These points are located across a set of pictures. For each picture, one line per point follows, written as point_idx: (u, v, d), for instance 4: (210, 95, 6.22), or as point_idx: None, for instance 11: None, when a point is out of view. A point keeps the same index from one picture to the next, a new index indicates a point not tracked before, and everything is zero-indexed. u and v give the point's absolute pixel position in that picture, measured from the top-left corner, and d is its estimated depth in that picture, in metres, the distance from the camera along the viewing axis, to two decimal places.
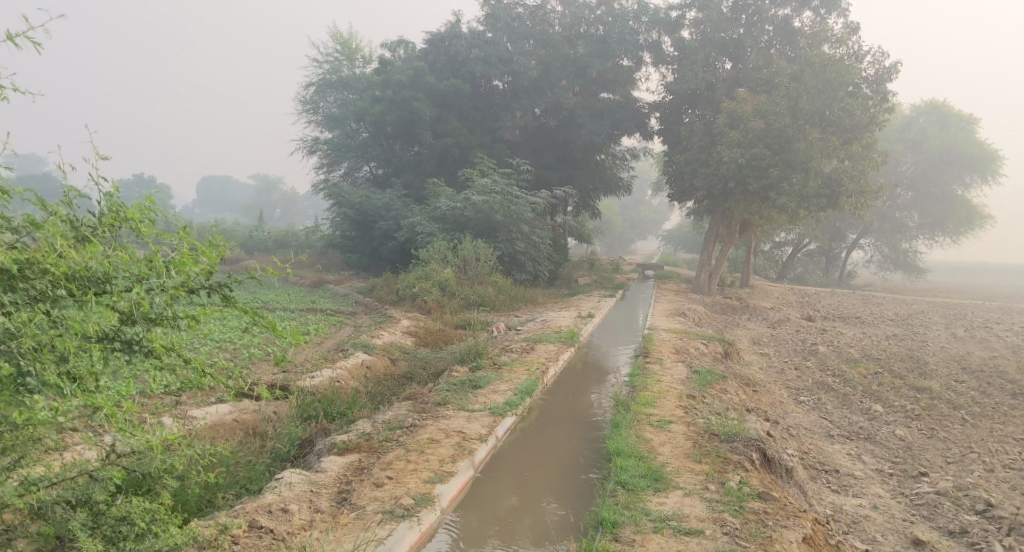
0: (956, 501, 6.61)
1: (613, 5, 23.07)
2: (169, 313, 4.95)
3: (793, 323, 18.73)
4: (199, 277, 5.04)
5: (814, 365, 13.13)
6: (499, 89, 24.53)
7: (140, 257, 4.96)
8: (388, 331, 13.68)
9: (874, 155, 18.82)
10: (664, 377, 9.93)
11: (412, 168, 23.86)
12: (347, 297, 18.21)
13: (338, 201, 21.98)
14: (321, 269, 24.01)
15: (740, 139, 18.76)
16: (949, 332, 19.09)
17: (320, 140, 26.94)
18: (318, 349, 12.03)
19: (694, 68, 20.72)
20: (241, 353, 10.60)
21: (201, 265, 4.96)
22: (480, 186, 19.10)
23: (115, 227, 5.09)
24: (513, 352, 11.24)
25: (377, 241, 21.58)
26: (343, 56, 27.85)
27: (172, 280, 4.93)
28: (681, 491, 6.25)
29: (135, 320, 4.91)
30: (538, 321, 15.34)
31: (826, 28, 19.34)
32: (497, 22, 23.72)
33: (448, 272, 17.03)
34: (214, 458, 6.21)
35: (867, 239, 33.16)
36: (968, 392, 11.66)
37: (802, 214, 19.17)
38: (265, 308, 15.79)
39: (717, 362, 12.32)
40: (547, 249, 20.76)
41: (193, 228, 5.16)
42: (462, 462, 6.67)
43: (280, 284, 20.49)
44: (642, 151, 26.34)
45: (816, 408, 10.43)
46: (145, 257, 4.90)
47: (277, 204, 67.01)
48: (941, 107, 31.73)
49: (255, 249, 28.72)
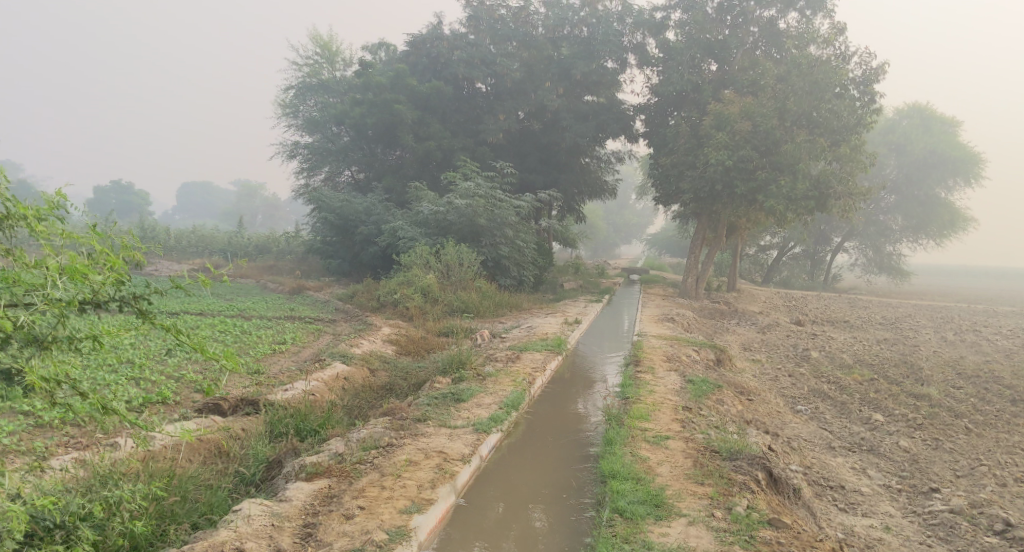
0: (973, 520, 6.22)
1: (597, 6, 22.71)
2: (61, 333, 4.98)
3: (783, 328, 18.35)
4: (106, 287, 5.02)
5: (807, 372, 12.73)
6: (482, 91, 24.11)
7: (34, 262, 4.84)
8: (368, 340, 13.13)
9: (862, 157, 18.63)
10: (657, 387, 9.47)
11: (394, 172, 23.37)
12: (327, 305, 17.68)
13: (319, 205, 21.46)
14: (300, 275, 23.40)
15: (727, 141, 18.30)
16: (939, 336, 18.81)
17: (299, 144, 26.37)
18: (293, 359, 11.54)
19: (679, 70, 20.39)
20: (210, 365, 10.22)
21: (107, 274, 4.93)
22: (463, 189, 18.62)
23: (8, 225, 4.90)
24: (498, 361, 10.74)
25: (358, 246, 21.05)
26: (323, 58, 27.28)
27: (67, 292, 4.83)
28: (685, 519, 5.79)
29: (17, 342, 4.86)
30: (523, 329, 14.85)
31: (812, 29, 19.08)
32: (479, 24, 23.50)
33: (431, 277, 16.51)
34: (165, 485, 5.70)
35: (851, 242, 32.95)
36: (968, 398, 11.31)
37: (790, 217, 18.81)
38: (241, 317, 15.22)
39: (709, 370, 11.89)
40: (531, 254, 20.26)
41: (101, 230, 5.10)
42: (443, 487, 6.17)
43: (257, 292, 19.93)
44: (627, 154, 25.96)
45: (814, 418, 10.03)
46: (39, 263, 4.80)
47: (258, 209, 66.23)
48: (923, 110, 31.75)
49: (235, 255, 27.97)
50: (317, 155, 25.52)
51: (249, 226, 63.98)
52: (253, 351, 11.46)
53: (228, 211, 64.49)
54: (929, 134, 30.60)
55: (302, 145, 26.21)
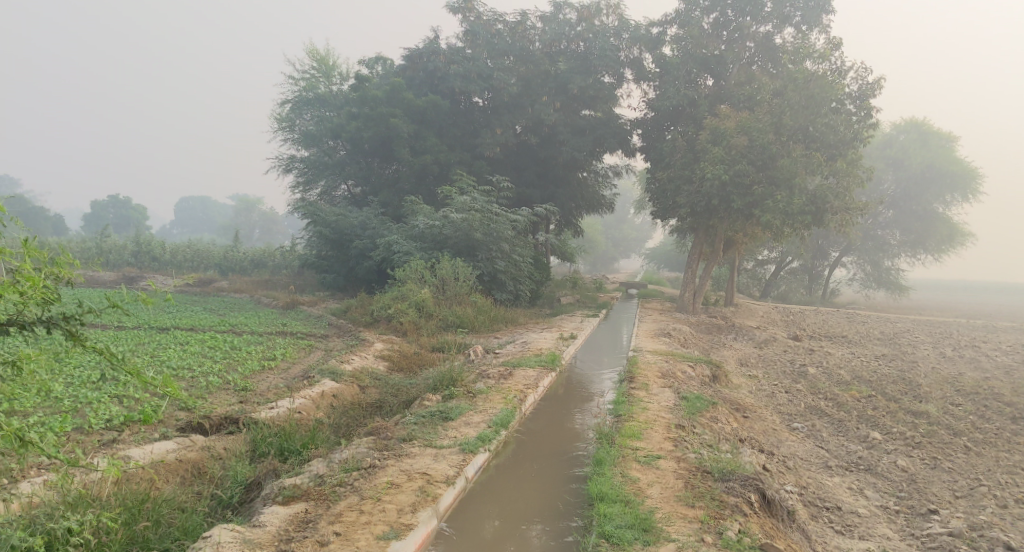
0: (972, 544, 6.06)
1: (594, 21, 22.72)
2: None
3: (780, 343, 18.17)
4: (32, 306, 5.45)
5: (804, 388, 12.57)
6: (479, 105, 24.09)
7: None
8: (360, 356, 12.97)
9: (859, 172, 18.56)
10: (651, 405, 9.31)
11: (390, 186, 23.28)
12: (320, 319, 17.52)
13: (314, 219, 21.35)
14: (294, 290, 23.22)
15: (723, 155, 18.20)
16: (937, 352, 18.64)
17: (295, 158, 26.29)
18: (283, 375, 11.39)
19: (676, 84, 20.35)
20: (197, 382, 10.12)
21: (31, 293, 5.34)
22: (458, 203, 18.54)
23: None
24: (490, 378, 10.57)
25: (352, 261, 20.90)
26: (320, 73, 27.24)
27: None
28: (674, 544, 5.63)
29: None
30: (517, 344, 14.68)
31: (808, 44, 19.06)
32: (477, 39, 23.50)
33: (425, 292, 16.38)
34: (130, 513, 5.62)
35: (850, 257, 32.83)
36: (968, 416, 11.14)
37: (786, 231, 18.70)
38: (232, 332, 15.09)
39: (706, 386, 11.72)
40: (527, 268, 20.10)
41: (36, 248, 5.53)
42: (424, 511, 6.02)
43: (251, 306, 19.76)
44: (624, 168, 25.90)
45: (811, 436, 9.87)
46: None
47: (256, 224, 66.16)
48: (920, 125, 31.78)
49: (232, 271, 27.83)
50: (313, 169, 25.43)
51: (247, 240, 63.85)
52: (242, 367, 11.32)
53: (225, 225, 64.37)
54: (927, 148, 30.57)
55: (299, 159, 26.12)
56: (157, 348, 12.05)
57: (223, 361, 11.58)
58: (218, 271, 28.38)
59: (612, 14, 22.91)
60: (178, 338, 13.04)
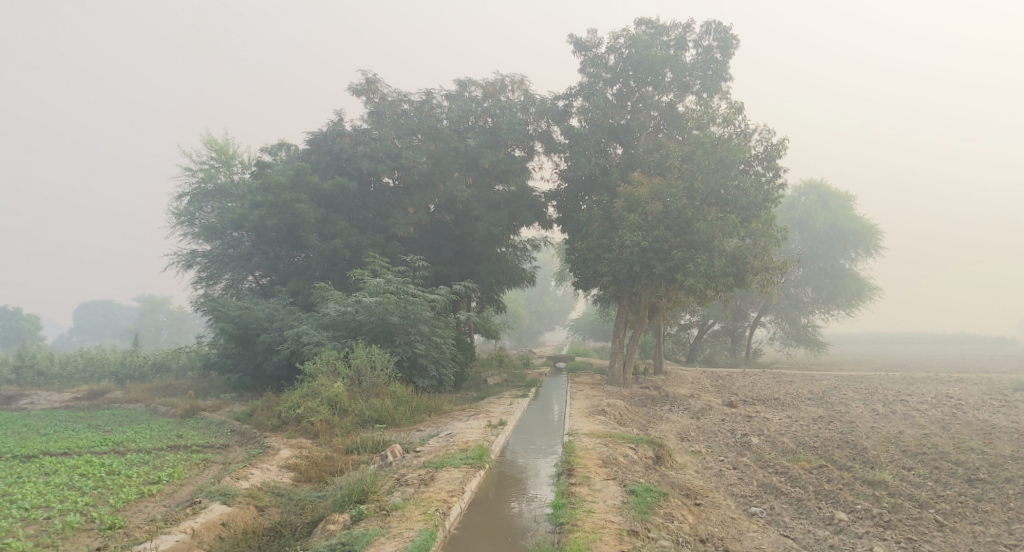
0: None
1: (500, 97, 22.34)
2: None
3: (717, 411, 17.29)
4: None
5: (751, 462, 11.60)
6: (389, 186, 23.02)
7: None
8: (260, 468, 11.33)
9: (773, 231, 18.32)
10: (596, 511, 8.16)
11: (299, 275, 21.73)
12: (221, 427, 15.63)
13: (215, 315, 19.50)
14: (196, 395, 21.05)
15: (640, 222, 17.55)
16: (870, 409, 18.10)
17: (196, 253, 24.46)
18: (166, 502, 9.69)
19: (587, 154, 19.86)
20: (50, 526, 8.50)
21: None
22: (372, 286, 17.36)
23: None
24: (409, 486, 9.13)
25: (259, 357, 19.09)
26: (219, 162, 25.54)
27: None
28: None
29: None
30: (441, 438, 13.21)
31: (712, 110, 19.06)
32: (382, 119, 22.53)
33: (338, 386, 14.81)
34: None
35: (768, 315, 32.59)
36: (925, 483, 10.36)
37: (710, 295, 18.07)
38: (113, 451, 13.15)
39: (649, 470, 10.60)
40: (450, 350, 18.61)
41: None
42: None
43: (144, 418, 17.60)
44: (542, 241, 25.21)
45: (773, 522, 8.86)
46: None
47: (163, 325, 62.51)
48: (819, 186, 32.83)
49: (129, 378, 25.13)
50: (214, 262, 23.69)
51: (150, 342, 59.95)
52: (114, 497, 9.55)
53: (127, 329, 60.36)
54: (828, 209, 31.48)
55: (200, 253, 24.30)
56: (12, 483, 10.15)
57: (93, 492, 9.77)
58: (113, 380, 25.55)
59: (517, 89, 22.59)
60: (42, 467, 11.09)
